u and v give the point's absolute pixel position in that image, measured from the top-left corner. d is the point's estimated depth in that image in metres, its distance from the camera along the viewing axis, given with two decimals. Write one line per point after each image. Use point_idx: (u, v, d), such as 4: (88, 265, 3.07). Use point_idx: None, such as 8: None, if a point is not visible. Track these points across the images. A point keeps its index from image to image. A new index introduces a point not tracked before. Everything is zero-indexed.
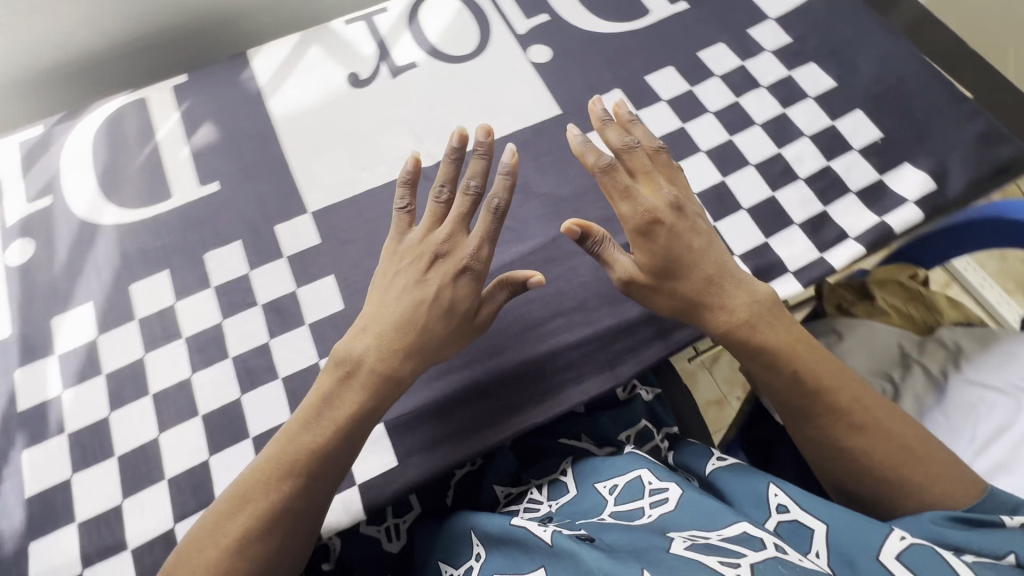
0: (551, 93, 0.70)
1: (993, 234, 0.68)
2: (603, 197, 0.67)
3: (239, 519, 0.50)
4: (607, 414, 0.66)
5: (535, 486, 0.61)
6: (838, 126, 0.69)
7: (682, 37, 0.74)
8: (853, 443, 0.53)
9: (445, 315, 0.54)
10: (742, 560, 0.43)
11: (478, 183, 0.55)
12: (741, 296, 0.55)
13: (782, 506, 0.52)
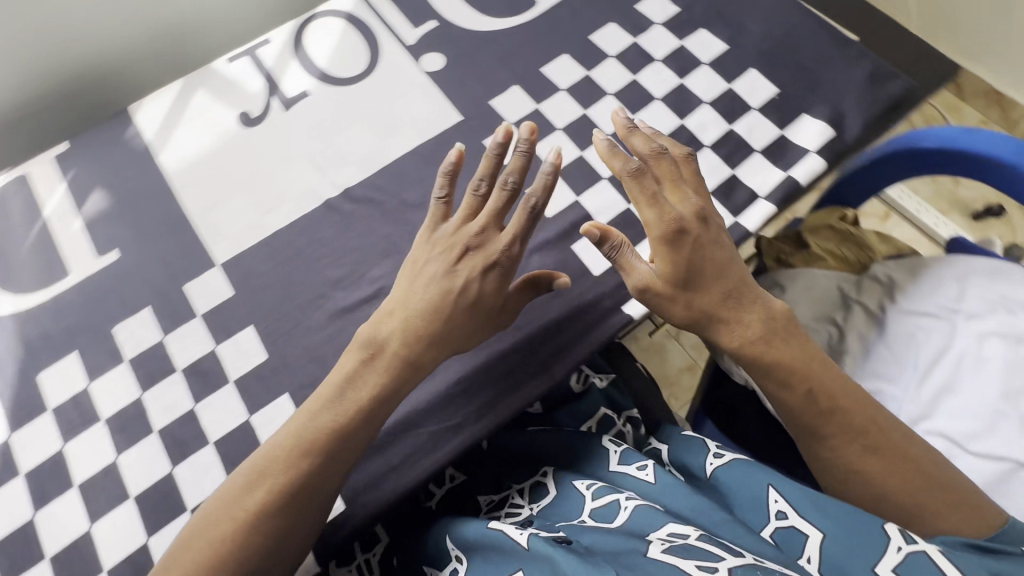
0: (449, 100, 0.66)
1: (914, 163, 0.74)
2: (515, 197, 0.61)
3: (228, 523, 0.46)
4: (565, 410, 0.69)
5: (514, 490, 0.61)
6: (735, 89, 0.65)
7: (570, 21, 0.70)
8: (866, 466, 0.50)
9: (469, 313, 0.52)
10: (719, 565, 0.43)
11: (517, 177, 0.53)
12: (755, 311, 0.52)
13: (781, 513, 0.51)
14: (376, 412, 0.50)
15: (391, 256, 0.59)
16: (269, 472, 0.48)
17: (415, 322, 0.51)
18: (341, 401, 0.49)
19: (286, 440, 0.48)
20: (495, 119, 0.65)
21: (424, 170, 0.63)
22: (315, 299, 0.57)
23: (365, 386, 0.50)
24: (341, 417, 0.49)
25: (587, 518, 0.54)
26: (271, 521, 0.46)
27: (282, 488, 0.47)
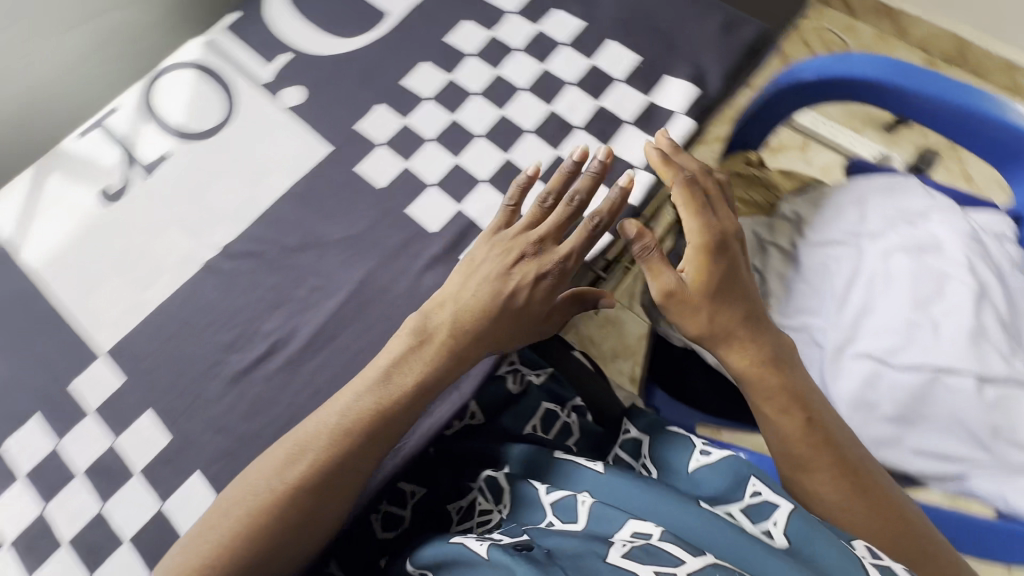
0: (315, 133, 0.64)
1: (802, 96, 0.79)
2: (397, 218, 0.60)
3: (265, 494, 0.47)
4: (507, 413, 0.68)
5: (477, 490, 0.60)
6: (597, 63, 0.64)
7: (424, 28, 0.69)
8: (859, 508, 0.50)
9: (517, 314, 0.54)
10: (679, 570, 0.44)
11: (584, 196, 0.56)
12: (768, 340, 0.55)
13: (755, 491, 0.52)
14: (423, 393, 0.52)
15: (280, 307, 0.57)
16: (307, 448, 0.48)
17: (472, 314, 0.53)
18: (389, 383, 0.50)
19: (335, 421, 0.49)
20: (364, 143, 0.63)
21: (301, 210, 0.61)
22: (209, 368, 0.55)
23: (425, 359, 0.52)
24: (385, 397, 0.50)
25: (552, 518, 0.53)
26: (305, 497, 0.47)
27: (320, 464, 0.48)
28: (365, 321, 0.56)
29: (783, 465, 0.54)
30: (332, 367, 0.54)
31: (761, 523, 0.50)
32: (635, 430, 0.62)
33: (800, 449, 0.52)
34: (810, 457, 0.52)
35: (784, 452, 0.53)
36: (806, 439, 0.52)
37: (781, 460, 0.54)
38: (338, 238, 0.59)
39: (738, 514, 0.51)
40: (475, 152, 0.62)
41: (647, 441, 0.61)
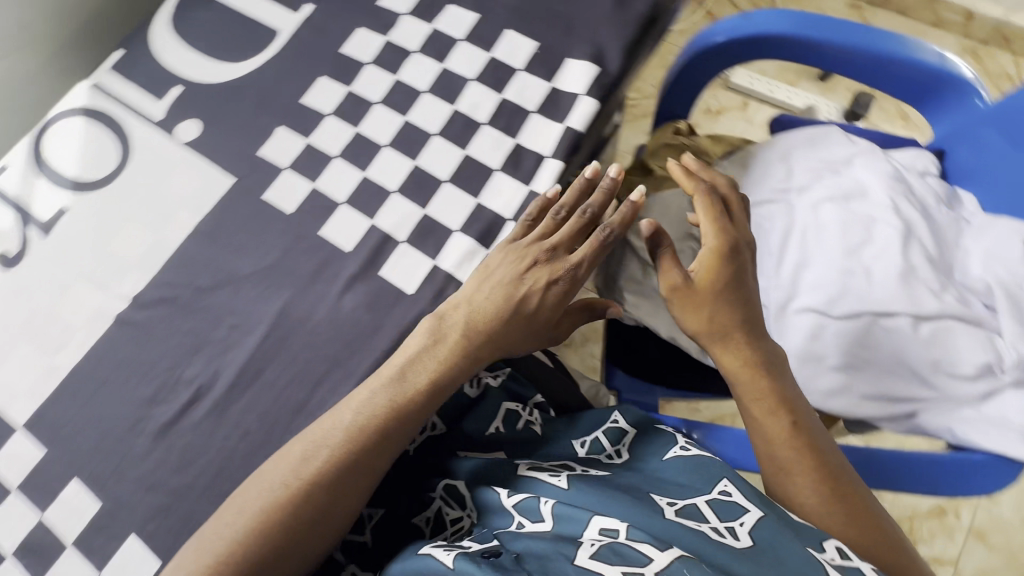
0: (216, 165, 0.62)
1: (725, 57, 0.80)
2: (311, 243, 0.58)
3: (277, 493, 0.47)
4: (468, 418, 0.68)
5: (439, 498, 0.60)
6: (495, 55, 0.63)
7: (317, 41, 0.66)
8: (840, 509, 0.54)
9: (526, 320, 0.54)
10: (646, 570, 0.45)
11: (596, 206, 0.56)
12: (762, 344, 0.60)
13: (726, 491, 0.54)
14: (435, 394, 0.51)
15: (200, 351, 0.55)
16: (319, 446, 0.48)
17: (485, 319, 0.53)
18: (403, 382, 0.50)
19: (350, 420, 0.49)
20: (268, 169, 0.61)
21: (211, 248, 0.59)
22: (132, 425, 0.53)
23: (439, 353, 0.52)
24: (398, 399, 0.50)
25: (521, 519, 0.54)
26: (317, 497, 0.47)
27: (336, 460, 0.48)
28: (290, 353, 0.54)
29: (767, 465, 0.58)
30: (261, 406, 0.53)
31: (727, 520, 0.51)
32: (623, 422, 0.64)
33: (785, 450, 0.56)
34: (793, 458, 0.56)
35: (768, 452, 0.57)
36: (792, 440, 0.56)
37: (765, 461, 0.57)
38: (252, 272, 0.57)
39: (704, 508, 0.53)
40: (382, 163, 0.60)
41: (631, 433, 0.63)
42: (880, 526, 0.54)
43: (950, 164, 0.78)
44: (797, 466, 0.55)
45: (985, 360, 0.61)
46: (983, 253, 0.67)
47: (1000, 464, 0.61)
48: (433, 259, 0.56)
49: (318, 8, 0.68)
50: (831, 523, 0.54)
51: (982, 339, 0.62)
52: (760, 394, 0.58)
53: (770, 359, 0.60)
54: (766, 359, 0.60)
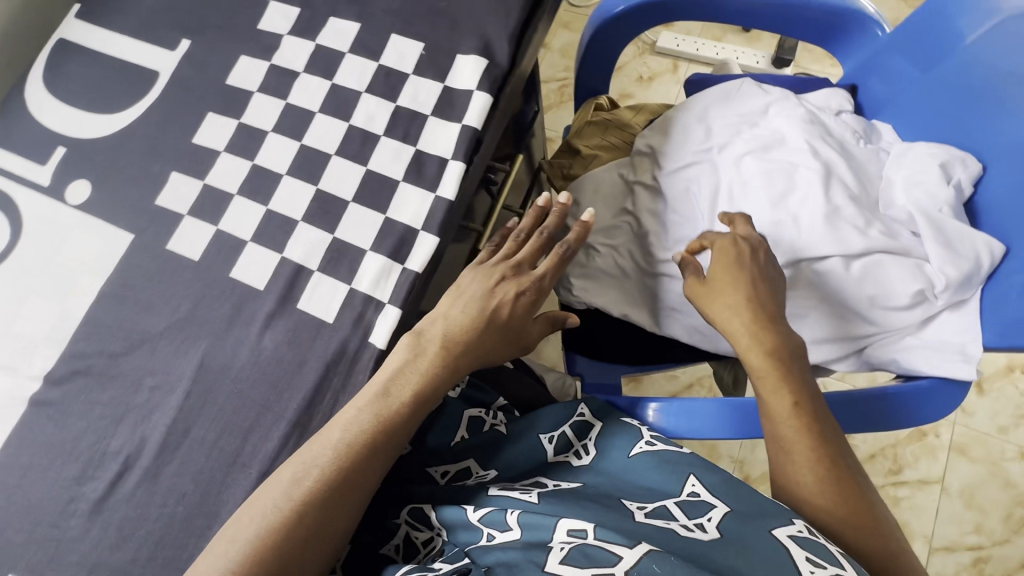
0: (113, 223, 0.59)
1: (630, 22, 0.79)
2: (222, 287, 0.56)
3: (271, 516, 0.47)
4: (431, 433, 0.66)
5: (405, 523, 0.58)
6: (383, 63, 0.61)
7: (199, 77, 0.63)
8: (837, 495, 0.52)
9: (502, 329, 0.59)
10: (616, 569, 0.43)
11: (551, 226, 0.64)
12: (772, 329, 0.58)
13: (694, 492, 0.52)
14: (421, 405, 0.53)
15: (124, 419, 0.53)
16: (305, 470, 0.48)
17: (463, 328, 0.57)
18: (386, 398, 0.51)
19: (339, 437, 0.50)
20: (168, 217, 0.59)
21: (120, 310, 0.56)
22: (64, 508, 0.51)
23: (424, 362, 0.54)
24: (383, 414, 0.51)
25: (490, 531, 0.52)
26: (311, 516, 0.47)
27: (325, 479, 0.48)
28: (217, 405, 0.52)
29: (770, 443, 0.57)
30: (195, 465, 0.51)
31: (694, 517, 0.50)
32: (591, 416, 0.61)
33: (788, 431, 0.54)
34: (794, 441, 0.54)
35: (771, 430, 0.56)
36: (795, 422, 0.55)
37: (769, 438, 0.56)
38: (166, 328, 0.55)
39: (674, 509, 0.51)
40: (284, 194, 0.58)
41: (598, 425, 0.60)
42: (878, 523, 0.52)
43: (865, 97, 0.77)
44: (799, 449, 0.54)
45: (918, 289, 0.60)
46: (904, 180, 0.64)
47: (948, 386, 0.60)
48: (349, 283, 0.55)
49: (194, 42, 0.65)
50: (823, 510, 0.52)
51: (911, 267, 0.61)
52: (768, 375, 0.57)
53: (780, 343, 0.58)
54: (775, 343, 0.58)
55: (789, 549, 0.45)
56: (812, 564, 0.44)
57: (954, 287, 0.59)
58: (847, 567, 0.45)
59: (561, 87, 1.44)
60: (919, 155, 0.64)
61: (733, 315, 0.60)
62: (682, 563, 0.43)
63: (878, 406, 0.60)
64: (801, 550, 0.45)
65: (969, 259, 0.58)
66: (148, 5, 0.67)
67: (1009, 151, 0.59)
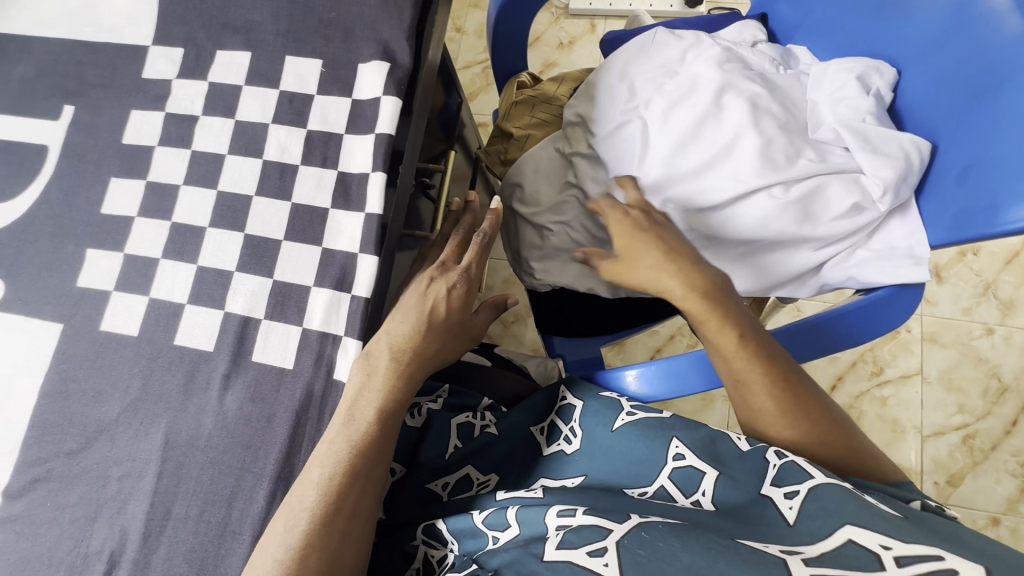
0: (36, 316, 0.55)
1: None
2: (171, 356, 0.53)
3: (275, 568, 0.46)
4: (422, 450, 0.63)
5: (421, 544, 0.56)
6: (285, 88, 0.58)
7: (93, 142, 0.59)
8: (795, 411, 0.55)
9: (445, 326, 0.59)
10: (608, 542, 0.44)
11: (467, 223, 0.66)
12: (697, 271, 0.60)
13: (679, 454, 0.53)
14: (387, 420, 0.53)
15: (98, 516, 0.50)
16: (300, 518, 0.48)
17: (409, 336, 0.56)
18: (353, 422, 0.51)
19: (321, 473, 0.49)
20: (95, 297, 0.55)
21: (67, 404, 0.53)
22: None
23: (379, 379, 0.53)
24: (356, 439, 0.51)
25: (494, 533, 0.52)
26: (316, 556, 0.48)
27: (320, 517, 0.48)
28: (192, 480, 0.50)
29: (725, 380, 0.58)
30: (184, 546, 0.49)
31: (691, 494, 0.51)
32: (570, 396, 0.61)
33: (741, 364, 0.56)
34: (749, 371, 0.55)
35: (725, 367, 0.57)
36: (744, 353, 0.56)
37: (725, 376, 0.57)
38: (121, 412, 0.52)
39: (670, 487, 0.52)
40: (212, 247, 0.55)
41: (578, 404, 0.60)
42: (839, 426, 0.55)
43: (775, 23, 0.76)
44: (756, 378, 0.55)
45: (854, 201, 0.61)
46: (829, 97, 0.64)
47: (905, 292, 0.62)
48: (300, 324, 0.53)
49: (79, 106, 0.60)
50: (790, 433, 0.55)
51: (846, 181, 0.62)
52: (707, 315, 0.58)
53: (710, 280, 0.59)
54: (705, 281, 0.59)
55: (775, 499, 0.48)
56: (790, 499, 0.47)
57: (892, 189, 0.58)
58: (816, 475, 0.47)
59: (483, 70, 1.41)
60: (840, 73, 0.63)
61: (661, 266, 0.61)
62: (670, 526, 0.44)
63: (844, 324, 0.62)
64: (780, 490, 0.48)
65: (899, 159, 0.58)
66: (20, 75, 0.61)
67: (922, 44, 0.59)
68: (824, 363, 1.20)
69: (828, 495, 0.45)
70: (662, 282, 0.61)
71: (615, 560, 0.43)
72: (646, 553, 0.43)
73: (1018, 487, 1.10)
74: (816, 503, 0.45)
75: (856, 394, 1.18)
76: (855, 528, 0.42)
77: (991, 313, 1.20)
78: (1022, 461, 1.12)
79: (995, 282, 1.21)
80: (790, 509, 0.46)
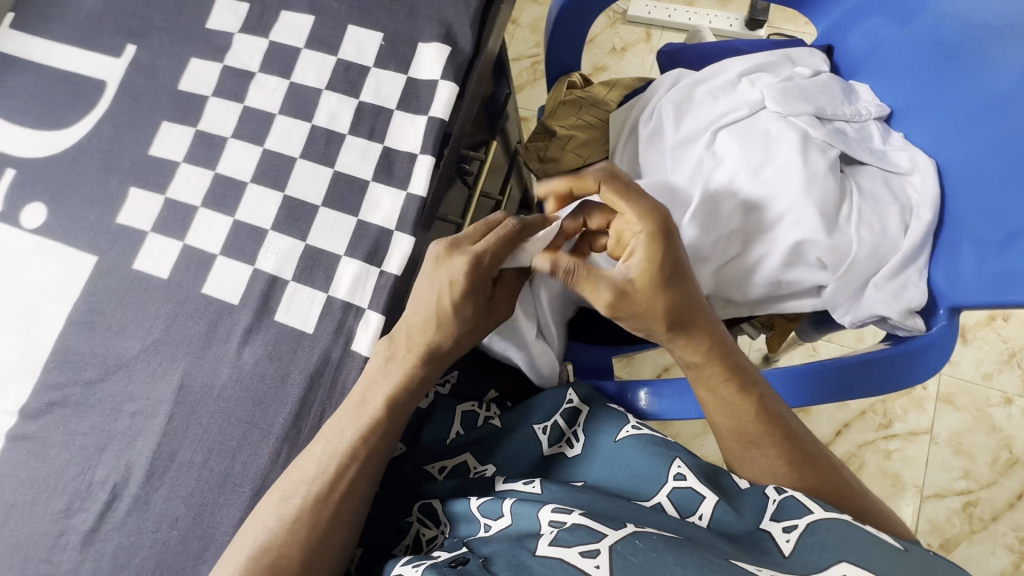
0: (72, 246, 0.57)
1: None
2: (195, 305, 0.54)
3: (264, 536, 0.46)
4: (425, 432, 0.63)
5: (415, 521, 0.57)
6: (343, 57, 0.58)
7: (150, 84, 0.60)
8: (806, 472, 0.53)
9: (449, 322, 0.53)
10: (601, 545, 0.43)
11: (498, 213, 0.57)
12: (711, 327, 0.55)
13: (680, 474, 0.52)
14: (398, 413, 0.52)
15: (107, 447, 0.52)
16: (304, 479, 0.49)
17: (420, 328, 0.53)
18: (364, 407, 0.51)
19: (323, 452, 0.49)
20: (132, 235, 0.56)
21: (91, 336, 0.54)
22: (54, 542, 0.50)
23: (395, 366, 0.52)
24: (364, 424, 0.51)
25: (487, 521, 0.52)
26: (303, 530, 0.47)
27: (317, 493, 0.48)
28: (201, 426, 0.51)
29: (731, 441, 0.55)
30: (184, 489, 0.50)
31: (687, 515, 0.50)
32: (577, 400, 0.60)
33: (752, 425, 0.54)
34: (759, 434, 0.54)
35: (734, 426, 0.55)
36: (755, 418, 0.54)
37: (728, 435, 0.55)
38: (141, 352, 0.53)
39: (667, 505, 0.51)
40: (251, 203, 0.56)
41: (585, 411, 0.59)
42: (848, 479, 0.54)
43: (841, 57, 0.74)
44: (766, 442, 0.54)
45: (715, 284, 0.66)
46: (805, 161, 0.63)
47: (932, 353, 0.61)
48: (327, 291, 0.53)
49: (141, 47, 0.61)
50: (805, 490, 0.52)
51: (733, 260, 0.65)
52: (720, 376, 0.55)
53: (726, 338, 0.56)
54: (717, 339, 0.55)
55: (773, 534, 0.47)
56: (788, 533, 0.46)
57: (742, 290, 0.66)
58: (815, 509, 0.46)
59: (533, 64, 1.40)
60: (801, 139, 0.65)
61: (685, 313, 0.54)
62: (663, 538, 0.44)
63: (869, 373, 0.60)
64: (778, 523, 0.47)
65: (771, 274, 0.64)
66: (89, 9, 0.63)
67: (991, 101, 0.57)
68: (833, 407, 1.18)
69: (828, 530, 0.45)
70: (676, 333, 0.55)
71: (607, 564, 0.42)
72: (638, 560, 0.42)
73: (1014, 562, 1.08)
74: (813, 537, 0.45)
75: (860, 443, 1.16)
76: (851, 566, 0.42)
77: (1013, 383, 1.17)
78: (1021, 536, 1.09)
79: (1022, 351, 1.18)
80: (787, 542, 0.45)
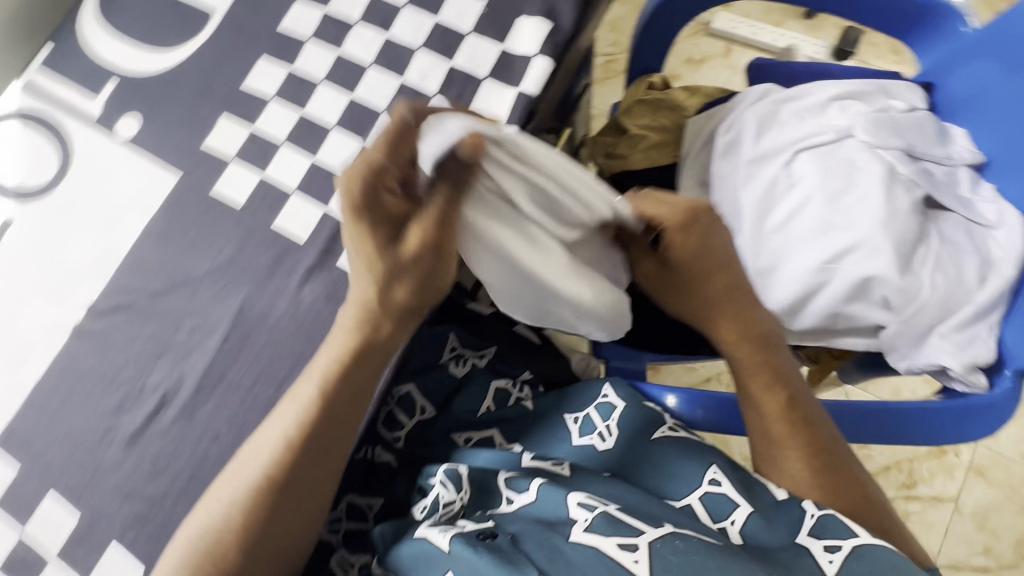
0: (159, 162, 0.59)
1: None
2: (265, 236, 0.56)
3: (255, 480, 0.46)
4: (457, 400, 0.62)
5: (438, 484, 0.53)
6: (442, 19, 0.59)
7: (253, 19, 0.62)
8: (828, 479, 0.51)
9: (374, 271, 0.45)
10: (639, 541, 0.44)
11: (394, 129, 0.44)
12: (749, 321, 0.54)
13: (715, 480, 0.51)
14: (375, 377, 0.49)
15: (163, 356, 0.54)
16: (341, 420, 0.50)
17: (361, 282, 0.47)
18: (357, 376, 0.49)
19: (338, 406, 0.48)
20: (216, 161, 0.58)
21: (164, 249, 0.57)
22: (103, 436, 0.52)
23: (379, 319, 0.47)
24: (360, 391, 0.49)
25: (510, 494, 0.52)
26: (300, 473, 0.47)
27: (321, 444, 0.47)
28: (253, 352, 0.53)
29: (756, 436, 0.55)
30: (229, 409, 0.52)
31: (718, 521, 0.50)
32: (612, 395, 0.58)
33: (779, 425, 0.53)
34: (783, 434, 0.53)
35: (759, 424, 0.54)
36: (783, 417, 0.53)
37: (755, 430, 0.54)
38: (208, 272, 0.55)
39: (699, 509, 0.51)
40: (333, 147, 0.57)
41: (622, 407, 0.57)
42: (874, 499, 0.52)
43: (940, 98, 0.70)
44: (791, 444, 0.52)
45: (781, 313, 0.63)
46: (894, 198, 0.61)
47: (988, 411, 0.59)
48: None
49: None
50: (823, 497, 0.51)
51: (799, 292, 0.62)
52: (754, 369, 0.54)
53: (766, 332, 0.54)
54: (757, 330, 0.54)
55: (814, 553, 0.46)
56: (830, 552, 0.46)
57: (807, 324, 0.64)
58: (858, 532, 0.46)
59: (606, 62, 1.39)
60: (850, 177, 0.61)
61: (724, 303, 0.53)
62: (705, 543, 0.44)
63: (916, 418, 0.59)
64: (819, 541, 0.47)
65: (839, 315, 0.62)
66: None
67: None
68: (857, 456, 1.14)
69: (873, 557, 0.45)
70: (714, 321, 0.54)
71: (646, 560, 0.43)
72: (678, 561, 0.43)
73: None
74: (859, 562, 0.45)
75: None
76: None
77: None
78: None
79: None
80: (830, 562, 0.45)
